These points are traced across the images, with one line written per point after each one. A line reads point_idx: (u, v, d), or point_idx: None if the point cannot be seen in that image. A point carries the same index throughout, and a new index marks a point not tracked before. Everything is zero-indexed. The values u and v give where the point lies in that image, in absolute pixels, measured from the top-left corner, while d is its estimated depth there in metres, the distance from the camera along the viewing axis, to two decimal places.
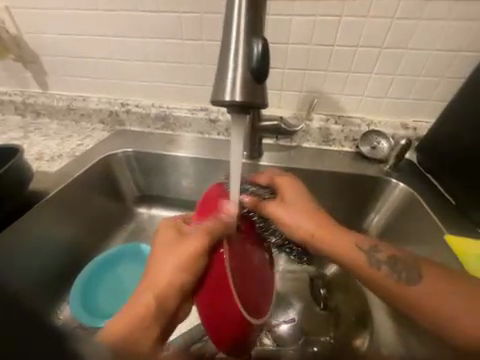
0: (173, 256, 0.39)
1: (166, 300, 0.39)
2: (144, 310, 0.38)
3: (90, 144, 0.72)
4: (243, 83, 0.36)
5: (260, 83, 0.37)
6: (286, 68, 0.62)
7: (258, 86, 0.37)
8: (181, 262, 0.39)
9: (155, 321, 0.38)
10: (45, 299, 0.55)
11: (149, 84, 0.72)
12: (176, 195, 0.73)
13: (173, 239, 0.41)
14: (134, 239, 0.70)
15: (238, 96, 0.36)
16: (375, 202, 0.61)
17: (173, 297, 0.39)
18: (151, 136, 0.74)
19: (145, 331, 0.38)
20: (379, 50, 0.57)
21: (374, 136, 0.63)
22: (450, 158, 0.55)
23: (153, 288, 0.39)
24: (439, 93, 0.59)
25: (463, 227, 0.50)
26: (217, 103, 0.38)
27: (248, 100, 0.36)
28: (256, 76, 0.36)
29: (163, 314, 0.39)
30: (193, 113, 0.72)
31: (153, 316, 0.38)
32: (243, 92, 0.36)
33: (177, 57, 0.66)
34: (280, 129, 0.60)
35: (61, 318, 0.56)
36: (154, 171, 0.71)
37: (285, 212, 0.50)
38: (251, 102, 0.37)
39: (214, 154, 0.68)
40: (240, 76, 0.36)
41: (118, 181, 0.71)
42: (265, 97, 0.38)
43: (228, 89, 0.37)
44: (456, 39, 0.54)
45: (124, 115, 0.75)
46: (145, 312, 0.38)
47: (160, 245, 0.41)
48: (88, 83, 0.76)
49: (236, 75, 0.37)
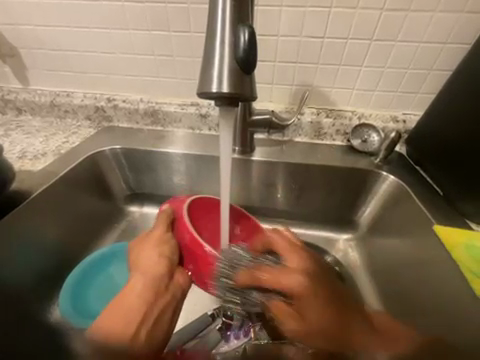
0: (147, 247, 0.49)
1: (152, 278, 0.45)
2: (132, 295, 0.43)
3: (76, 141, 0.69)
4: (230, 74, 0.36)
5: (247, 74, 0.36)
6: (276, 60, 0.61)
7: (245, 78, 0.36)
8: (154, 246, 0.49)
9: (144, 302, 0.42)
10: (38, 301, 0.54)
11: (136, 78, 0.69)
12: (168, 192, 0.72)
13: (140, 243, 0.51)
14: (125, 238, 0.69)
15: (226, 88, 0.36)
16: (366, 195, 0.62)
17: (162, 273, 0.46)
18: (140, 133, 0.72)
19: (142, 305, 0.42)
20: (368, 43, 0.57)
21: (365, 129, 0.63)
22: (437, 150, 0.56)
23: (142, 274, 0.46)
24: (427, 86, 0.60)
25: (451, 217, 0.51)
26: (204, 95, 0.37)
27: (236, 92, 0.36)
28: (243, 66, 0.35)
29: (151, 294, 0.43)
30: (183, 109, 0.70)
31: (142, 298, 0.43)
32: (230, 84, 0.36)
33: (165, 50, 0.64)
34: (272, 123, 0.59)
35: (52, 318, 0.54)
36: (144, 168, 0.69)
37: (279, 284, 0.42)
38: (239, 93, 0.36)
39: (205, 150, 0.67)
40: (227, 67, 0.36)
41: (107, 180, 0.69)
42: (253, 88, 0.38)
43: (215, 81, 0.36)
44: (444, 31, 0.54)
45: (111, 111, 0.73)
46: (141, 294, 0.43)
47: (134, 252, 0.50)
48: (72, 78, 0.73)
49: (223, 66, 0.36)
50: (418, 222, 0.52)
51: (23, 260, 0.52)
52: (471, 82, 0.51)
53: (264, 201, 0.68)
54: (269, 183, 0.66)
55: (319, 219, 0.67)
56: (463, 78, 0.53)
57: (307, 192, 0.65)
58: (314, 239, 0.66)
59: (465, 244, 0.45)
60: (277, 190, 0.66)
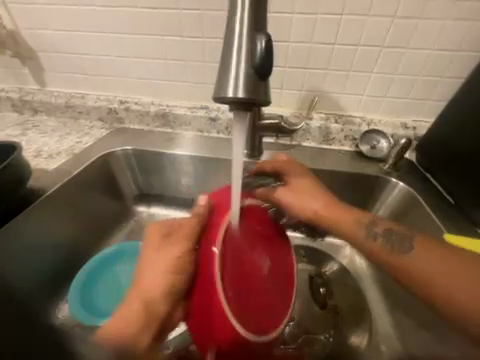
0: (160, 258, 0.41)
1: (154, 303, 0.39)
2: (134, 314, 0.38)
3: (89, 142, 0.71)
4: (246, 80, 0.36)
5: (263, 80, 0.37)
6: (286, 66, 0.62)
7: (260, 83, 0.37)
8: (169, 263, 0.39)
9: (144, 324, 0.39)
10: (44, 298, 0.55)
11: (149, 82, 0.71)
12: (176, 193, 0.73)
13: (156, 245, 0.42)
14: (133, 238, 0.70)
15: (242, 93, 0.36)
16: (375, 202, 0.61)
17: (162, 300, 0.39)
18: (150, 134, 0.73)
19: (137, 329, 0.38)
20: (379, 50, 0.57)
21: (374, 135, 0.63)
22: (449, 158, 0.55)
23: (141, 297, 0.40)
24: (439, 93, 0.60)
25: (463, 227, 0.50)
26: (219, 100, 0.37)
27: (251, 97, 0.36)
28: (259, 73, 0.36)
29: (151, 319, 0.39)
30: (193, 112, 0.72)
31: (143, 320, 0.39)
32: (246, 89, 0.36)
33: (177, 54, 0.66)
34: (281, 127, 0.60)
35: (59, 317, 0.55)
36: (153, 169, 0.71)
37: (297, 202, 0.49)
38: (254, 98, 0.36)
39: (214, 153, 0.68)
40: (243, 73, 0.36)
41: (117, 180, 0.70)
42: (268, 93, 0.38)
43: (231, 86, 0.36)
44: (457, 38, 0.54)
45: (123, 113, 0.75)
46: (131, 321, 0.38)
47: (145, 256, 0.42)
48: (87, 80, 0.75)
49: (239, 72, 0.36)
50: (429, 231, 0.51)
51: (34, 257, 0.53)
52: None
53: None
54: None
55: None
56: (477, 85, 0.52)
57: None
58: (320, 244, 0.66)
59: None
60: None
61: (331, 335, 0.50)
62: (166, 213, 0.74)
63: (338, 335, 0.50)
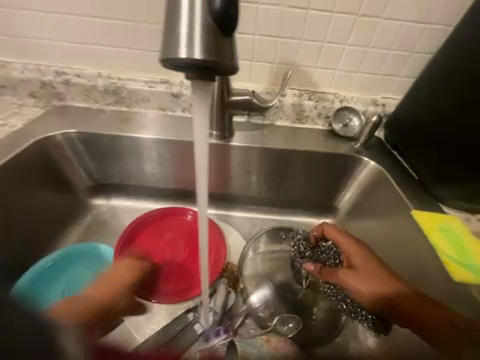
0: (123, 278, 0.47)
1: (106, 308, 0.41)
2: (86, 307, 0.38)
3: (18, 124, 0.57)
4: (204, 36, 0.29)
5: (226, 37, 0.30)
6: (256, 33, 0.55)
7: (223, 41, 0.30)
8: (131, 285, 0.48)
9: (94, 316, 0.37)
10: None
11: (91, 47, 0.58)
12: (138, 182, 0.64)
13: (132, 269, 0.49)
14: (92, 235, 0.62)
15: (198, 53, 0.29)
16: (347, 181, 0.62)
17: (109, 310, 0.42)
18: (101, 114, 0.62)
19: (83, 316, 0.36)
20: (354, 18, 0.53)
21: (346, 113, 0.61)
22: (415, 135, 0.56)
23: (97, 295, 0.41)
24: (408, 69, 0.59)
25: (426, 201, 0.53)
26: (170, 65, 0.31)
27: (211, 59, 0.30)
28: (221, 26, 0.29)
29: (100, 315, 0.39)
30: (151, 86, 0.61)
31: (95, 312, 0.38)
32: (204, 49, 0.29)
33: (125, 13, 0.54)
34: (252, 105, 0.54)
35: None
36: (108, 156, 0.61)
37: (352, 277, 0.45)
38: (215, 61, 0.30)
39: (179, 135, 0.60)
40: (200, 28, 0.29)
41: (62, 169, 0.59)
42: (234, 56, 0.32)
43: (184, 45, 0.30)
44: (427, 10, 0.52)
45: (61, 87, 0.61)
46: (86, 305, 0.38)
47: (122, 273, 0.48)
48: (5, 43, 0.58)
49: (195, 27, 0.30)
50: (396, 206, 0.53)
51: None
52: (455, 65, 0.51)
53: (244, 189, 0.65)
54: (250, 170, 0.62)
55: (299, 205, 0.66)
56: (448, 60, 0.52)
57: (288, 179, 0.63)
58: (294, 225, 0.67)
59: (439, 227, 0.48)
60: (259, 178, 0.63)
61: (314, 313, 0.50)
62: (129, 204, 0.66)
63: (322, 313, 0.50)
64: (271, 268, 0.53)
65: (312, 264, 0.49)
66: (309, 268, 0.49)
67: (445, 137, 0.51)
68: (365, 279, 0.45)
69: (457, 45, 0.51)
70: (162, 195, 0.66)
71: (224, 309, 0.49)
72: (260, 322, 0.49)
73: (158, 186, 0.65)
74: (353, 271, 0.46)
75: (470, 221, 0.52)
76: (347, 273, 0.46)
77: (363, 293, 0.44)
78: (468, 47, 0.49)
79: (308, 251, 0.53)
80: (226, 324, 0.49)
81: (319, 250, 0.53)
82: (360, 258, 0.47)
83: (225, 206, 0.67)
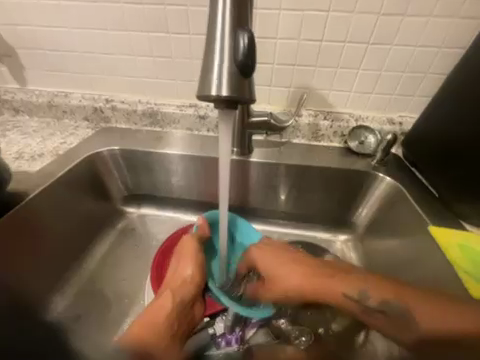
0: None
1: None
2: None
3: (74, 142, 0.69)
4: (228, 79, 0.36)
5: (246, 77, 0.37)
6: (274, 63, 0.62)
7: (244, 81, 0.37)
8: None
9: None
10: (42, 299, 0.54)
11: (135, 79, 0.69)
12: (167, 193, 0.72)
13: None
14: (123, 240, 0.69)
15: (225, 91, 0.36)
16: (363, 197, 0.63)
17: None
18: (138, 134, 0.72)
19: None
20: (365, 46, 0.58)
21: (361, 131, 0.64)
22: (433, 153, 0.57)
23: None
24: (423, 88, 0.61)
25: (447, 219, 0.51)
26: (202, 98, 0.38)
27: (235, 95, 0.36)
28: (243, 71, 0.36)
29: None
30: (182, 110, 0.70)
31: None
32: (228, 87, 0.36)
33: (164, 51, 0.65)
34: (270, 125, 0.60)
35: (60, 307, 0.56)
36: (142, 169, 0.70)
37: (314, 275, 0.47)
38: (237, 97, 0.37)
39: (204, 151, 0.67)
40: (226, 72, 0.36)
41: (105, 180, 0.69)
42: (252, 91, 0.38)
43: (215, 84, 0.37)
44: (438, 36, 0.55)
45: (109, 112, 0.73)
46: None
47: None
48: (70, 78, 0.72)
49: (222, 71, 0.36)
50: (415, 223, 0.53)
51: (27, 262, 0.52)
52: (471, 85, 0.52)
53: (262, 202, 0.68)
54: (267, 184, 0.66)
55: (316, 219, 0.68)
56: (463, 81, 0.53)
57: (304, 193, 0.66)
58: (311, 239, 0.68)
59: (459, 244, 0.46)
60: (277, 191, 0.67)
61: (331, 328, 0.50)
62: (158, 213, 0.73)
63: (339, 330, 0.50)
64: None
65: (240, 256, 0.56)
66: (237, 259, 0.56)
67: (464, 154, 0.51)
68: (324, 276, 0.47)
69: (474, 65, 0.52)
70: (186, 205, 0.72)
71: (237, 318, 0.50)
72: (277, 333, 0.51)
73: (183, 196, 0.72)
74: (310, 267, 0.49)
75: None
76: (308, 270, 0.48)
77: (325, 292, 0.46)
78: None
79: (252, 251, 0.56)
80: (237, 333, 0.50)
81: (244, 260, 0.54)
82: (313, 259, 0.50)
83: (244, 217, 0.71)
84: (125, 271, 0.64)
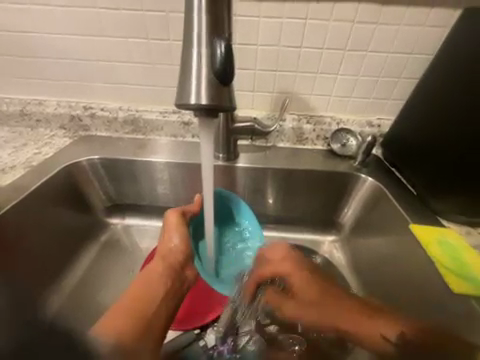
0: None
1: None
2: None
3: (50, 152, 0.65)
4: (207, 87, 0.36)
5: (226, 85, 0.37)
6: (256, 69, 0.63)
7: (224, 88, 0.37)
8: None
9: None
10: None
11: (115, 86, 0.67)
12: (152, 202, 0.69)
13: None
14: (106, 253, 0.65)
15: (204, 100, 0.36)
16: (348, 198, 0.64)
17: None
18: (120, 142, 0.69)
19: None
20: (343, 52, 0.60)
21: (343, 133, 0.66)
22: (409, 153, 0.60)
23: None
24: (398, 92, 0.64)
25: (426, 216, 0.54)
26: (182, 106, 0.37)
27: (214, 104, 0.36)
28: (221, 79, 0.36)
29: None
30: (165, 116, 0.69)
31: None
32: (210, 97, 0.36)
33: (144, 58, 0.63)
34: (254, 130, 0.60)
35: None
36: (125, 178, 0.67)
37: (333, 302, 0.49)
38: (217, 105, 0.37)
39: (189, 158, 0.66)
40: (204, 79, 0.36)
41: (84, 191, 0.65)
42: (232, 99, 0.38)
43: (194, 91, 0.37)
44: (409, 43, 0.58)
45: (87, 120, 0.70)
46: None
47: None
48: (44, 86, 0.69)
49: (200, 78, 0.36)
50: (396, 221, 0.55)
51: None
52: (448, 89, 0.54)
53: (251, 207, 0.68)
54: (255, 188, 0.66)
55: (303, 222, 0.69)
56: (442, 84, 0.55)
57: (291, 196, 0.66)
58: (299, 241, 0.68)
59: (438, 240, 0.49)
60: (265, 195, 0.67)
61: None
62: (143, 223, 0.71)
63: None
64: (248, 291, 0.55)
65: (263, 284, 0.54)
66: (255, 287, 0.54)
67: (440, 154, 0.53)
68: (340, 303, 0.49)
69: (451, 70, 0.54)
70: None
71: (229, 326, 0.50)
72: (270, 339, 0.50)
73: (169, 205, 0.70)
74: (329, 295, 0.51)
75: (471, 233, 0.52)
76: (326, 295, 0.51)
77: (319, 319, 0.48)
78: (461, 74, 0.52)
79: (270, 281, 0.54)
80: (230, 343, 0.49)
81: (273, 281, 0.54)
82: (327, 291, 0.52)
83: None
84: (110, 286, 0.60)
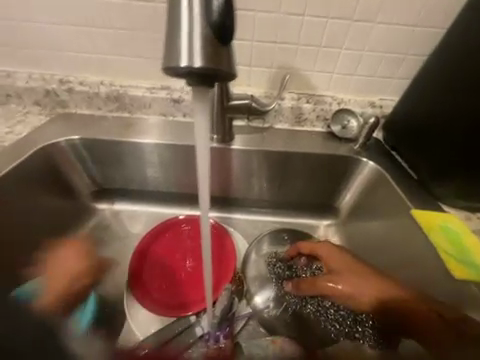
0: None
1: None
2: None
3: (23, 132, 0.59)
4: (202, 46, 0.31)
5: (225, 42, 0.32)
6: (254, 39, 0.56)
7: (222, 48, 0.32)
8: None
9: None
10: None
11: (94, 57, 0.60)
12: (141, 186, 0.65)
13: None
14: (95, 240, 0.62)
15: (198, 62, 0.31)
16: (346, 182, 0.63)
17: None
18: (103, 121, 0.63)
19: None
20: (349, 23, 0.55)
21: (345, 114, 0.62)
22: (411, 135, 0.57)
23: None
24: (403, 71, 0.60)
25: (425, 201, 0.53)
26: (171, 71, 0.32)
27: (210, 66, 0.31)
28: (219, 33, 0.31)
29: None
30: (153, 92, 0.63)
31: None
32: (204, 57, 0.31)
33: (126, 23, 0.55)
34: (251, 109, 0.55)
35: None
36: (111, 161, 0.62)
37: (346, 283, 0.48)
38: (213, 69, 0.32)
39: (180, 139, 0.61)
40: (199, 36, 0.31)
41: (66, 175, 0.60)
42: (232, 60, 0.33)
43: (185, 52, 0.31)
44: (420, 14, 0.53)
45: (65, 95, 0.63)
46: None
47: None
48: (11, 54, 0.60)
49: (193, 37, 0.31)
50: (394, 204, 0.54)
51: None
52: (467, 68, 0.48)
53: (246, 191, 0.65)
54: (251, 172, 0.63)
55: (299, 207, 0.67)
56: (459, 64, 0.50)
57: (288, 181, 0.64)
58: (295, 226, 0.67)
59: (441, 227, 0.48)
60: (261, 180, 0.64)
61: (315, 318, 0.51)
62: (132, 209, 0.67)
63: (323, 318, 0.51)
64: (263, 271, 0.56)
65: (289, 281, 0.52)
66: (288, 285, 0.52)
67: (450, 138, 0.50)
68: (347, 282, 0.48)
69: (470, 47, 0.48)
70: (164, 198, 0.67)
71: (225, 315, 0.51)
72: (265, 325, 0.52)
73: (160, 190, 0.66)
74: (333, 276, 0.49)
75: (471, 219, 0.52)
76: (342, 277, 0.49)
77: (351, 296, 0.47)
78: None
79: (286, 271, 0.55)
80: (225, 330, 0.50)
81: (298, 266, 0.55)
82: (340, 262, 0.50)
83: (227, 208, 0.68)
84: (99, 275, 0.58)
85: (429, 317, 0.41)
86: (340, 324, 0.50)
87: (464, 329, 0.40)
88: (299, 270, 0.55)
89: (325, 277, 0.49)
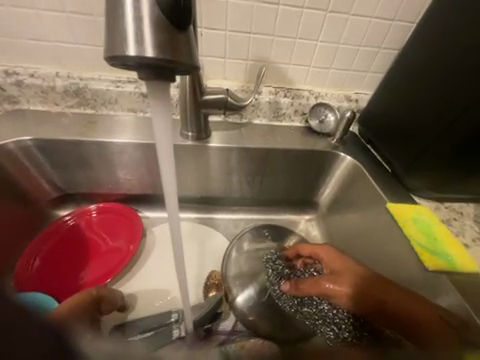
0: None
1: None
2: None
3: None
4: (154, 30, 0.27)
5: (181, 30, 0.29)
6: (227, 29, 0.53)
7: (179, 35, 0.29)
8: None
9: None
10: None
11: (46, 45, 0.52)
12: (111, 189, 0.60)
13: None
14: None
15: (150, 51, 0.27)
16: (325, 176, 0.63)
17: None
18: (62, 118, 0.57)
19: None
20: (324, 14, 0.53)
21: (322, 108, 0.62)
22: (386, 130, 0.59)
23: None
24: (377, 65, 0.61)
25: (400, 194, 0.55)
26: (116, 62, 0.28)
27: (166, 55, 0.28)
28: (174, 19, 0.28)
29: None
30: (119, 86, 0.57)
31: None
32: (155, 46, 0.27)
33: (81, 6, 0.49)
34: (227, 103, 0.52)
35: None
36: (73, 163, 0.56)
37: (343, 282, 0.45)
38: (171, 57, 0.28)
39: (152, 137, 0.56)
40: (149, 19, 0.27)
41: (20, 182, 0.53)
42: (193, 51, 0.30)
43: (133, 40, 0.27)
44: (393, 6, 0.53)
45: (13, 89, 0.54)
46: None
47: None
48: None
49: (143, 19, 0.27)
50: (371, 197, 0.55)
51: None
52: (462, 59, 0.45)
53: (226, 190, 0.63)
54: (229, 170, 0.60)
55: (280, 203, 0.67)
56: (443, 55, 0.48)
57: (268, 178, 0.63)
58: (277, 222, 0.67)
59: (413, 218, 0.50)
60: (240, 177, 0.62)
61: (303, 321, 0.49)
62: None
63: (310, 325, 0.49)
64: (256, 269, 0.55)
65: (288, 283, 0.50)
66: (286, 287, 0.49)
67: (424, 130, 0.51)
68: (342, 279, 0.45)
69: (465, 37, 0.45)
70: (138, 201, 0.63)
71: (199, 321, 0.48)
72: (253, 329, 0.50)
73: (133, 192, 0.61)
74: (331, 275, 0.46)
75: (439, 209, 0.54)
76: (340, 276, 0.45)
77: (348, 295, 0.44)
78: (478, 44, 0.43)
79: (286, 269, 0.54)
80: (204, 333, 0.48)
81: (296, 267, 0.54)
82: (336, 259, 0.48)
83: (207, 208, 0.65)
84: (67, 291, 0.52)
85: (423, 313, 0.39)
86: (338, 327, 0.47)
87: (456, 327, 0.38)
88: (298, 272, 0.53)
89: (326, 277, 0.46)
